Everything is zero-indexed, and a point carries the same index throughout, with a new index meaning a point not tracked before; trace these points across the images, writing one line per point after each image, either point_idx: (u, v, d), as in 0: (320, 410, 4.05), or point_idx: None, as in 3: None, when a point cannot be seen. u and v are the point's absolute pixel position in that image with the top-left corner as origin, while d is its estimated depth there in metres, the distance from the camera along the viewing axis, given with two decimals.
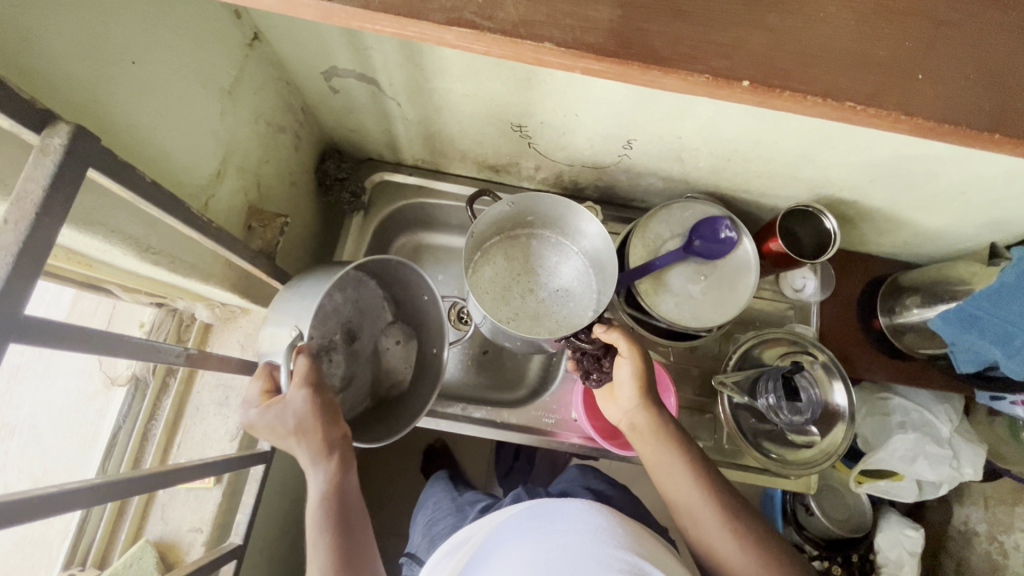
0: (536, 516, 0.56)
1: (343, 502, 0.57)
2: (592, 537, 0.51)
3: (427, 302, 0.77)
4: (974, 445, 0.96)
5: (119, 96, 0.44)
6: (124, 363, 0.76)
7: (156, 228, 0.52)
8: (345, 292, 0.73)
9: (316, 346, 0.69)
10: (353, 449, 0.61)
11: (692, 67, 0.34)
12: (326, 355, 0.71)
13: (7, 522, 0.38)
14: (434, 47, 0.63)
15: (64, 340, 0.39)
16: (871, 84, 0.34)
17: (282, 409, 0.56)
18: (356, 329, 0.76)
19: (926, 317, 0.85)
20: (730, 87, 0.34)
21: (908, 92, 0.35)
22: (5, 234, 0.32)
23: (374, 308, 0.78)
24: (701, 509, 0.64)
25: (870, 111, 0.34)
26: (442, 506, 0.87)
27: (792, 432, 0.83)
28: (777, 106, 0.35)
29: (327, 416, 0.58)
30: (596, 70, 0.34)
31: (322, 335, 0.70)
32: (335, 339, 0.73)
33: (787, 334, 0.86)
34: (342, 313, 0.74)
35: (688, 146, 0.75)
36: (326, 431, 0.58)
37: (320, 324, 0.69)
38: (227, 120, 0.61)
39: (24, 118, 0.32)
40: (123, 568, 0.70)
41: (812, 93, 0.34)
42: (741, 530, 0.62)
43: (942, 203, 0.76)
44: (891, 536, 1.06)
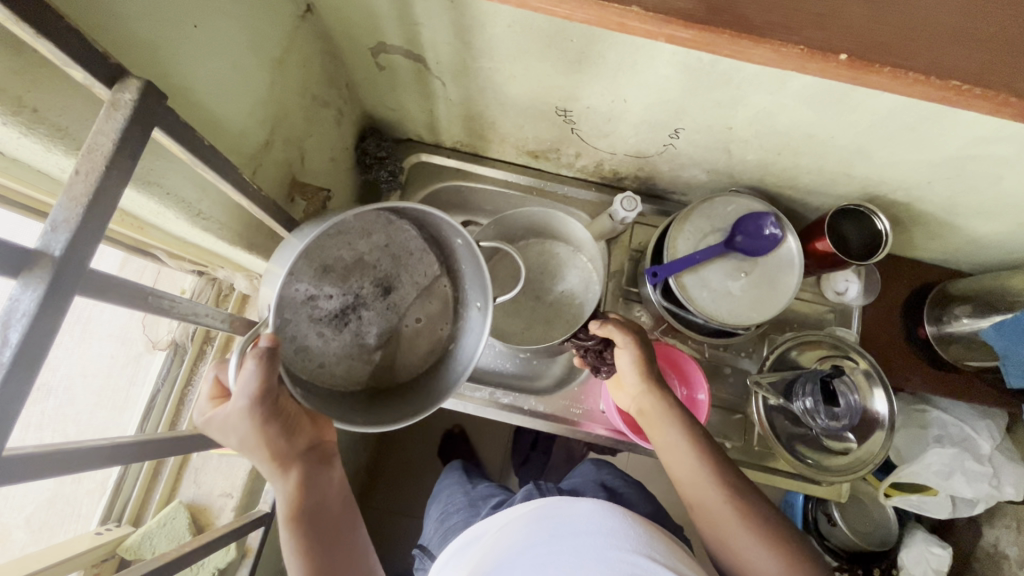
0: (548, 519, 0.55)
1: (311, 514, 0.55)
2: (602, 540, 0.51)
3: (463, 246, 0.64)
4: (1016, 466, 0.92)
5: (179, 58, 0.44)
6: (165, 329, 0.78)
7: (206, 194, 0.53)
8: (366, 238, 0.65)
9: (339, 303, 0.64)
10: (314, 454, 0.56)
11: (786, 37, 0.33)
12: (355, 312, 0.66)
13: (73, 466, 0.39)
14: (486, 24, 0.62)
15: (119, 295, 0.39)
16: (971, 63, 0.33)
17: (223, 430, 0.49)
18: (390, 280, 0.69)
19: (978, 326, 0.81)
20: (826, 60, 0.33)
21: (1015, 70, 0.33)
22: (76, 183, 0.32)
23: (412, 254, 0.69)
24: (718, 507, 0.62)
25: (977, 91, 0.33)
26: (456, 498, 0.87)
27: (827, 437, 0.81)
28: (874, 83, 0.34)
29: (275, 434, 0.51)
30: (682, 38, 0.34)
31: (344, 291, 0.64)
32: (364, 292, 0.66)
33: (828, 337, 0.83)
34: (372, 263, 0.67)
35: (737, 137, 0.73)
36: (278, 448, 0.52)
37: (339, 279, 0.63)
38: (276, 91, 0.61)
39: (97, 72, 0.32)
40: (156, 526, 0.72)
41: (912, 69, 0.33)
42: (760, 526, 0.60)
43: (1005, 208, 0.72)
44: (915, 552, 1.01)
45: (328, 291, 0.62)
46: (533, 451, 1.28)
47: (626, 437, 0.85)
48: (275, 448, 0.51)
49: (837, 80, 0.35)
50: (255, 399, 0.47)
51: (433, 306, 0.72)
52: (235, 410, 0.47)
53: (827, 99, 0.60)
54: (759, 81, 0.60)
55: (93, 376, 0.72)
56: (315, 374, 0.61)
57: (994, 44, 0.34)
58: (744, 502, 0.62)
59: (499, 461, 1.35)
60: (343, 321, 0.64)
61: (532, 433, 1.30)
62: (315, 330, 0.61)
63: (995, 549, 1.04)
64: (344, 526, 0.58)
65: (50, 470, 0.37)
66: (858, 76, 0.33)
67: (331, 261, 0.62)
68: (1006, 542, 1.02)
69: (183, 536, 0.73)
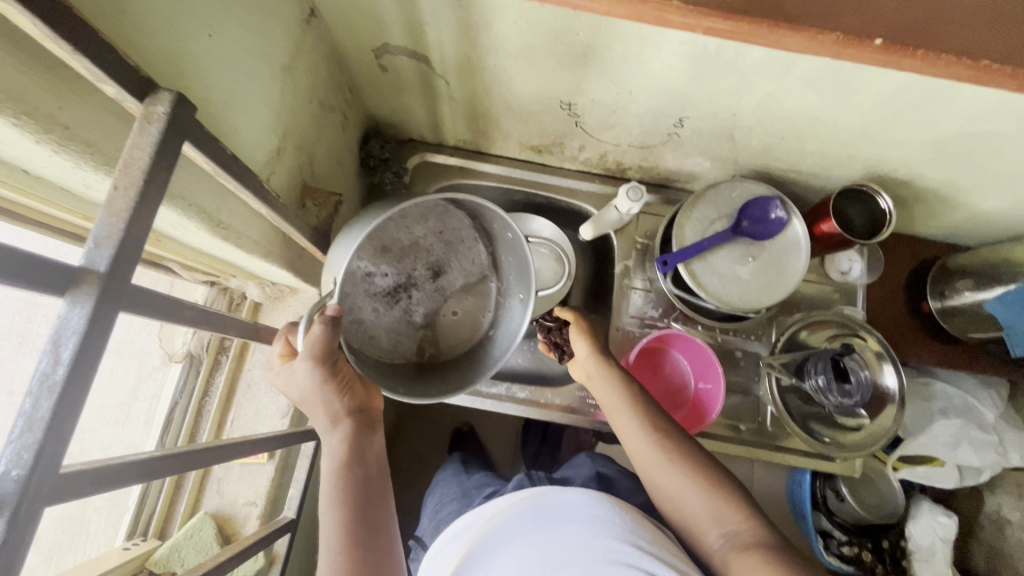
0: (533, 506, 0.56)
1: (356, 473, 0.54)
2: (589, 529, 0.52)
3: (513, 240, 0.64)
4: (1020, 432, 0.95)
5: (197, 67, 0.44)
6: (181, 340, 0.78)
7: (225, 203, 0.52)
8: (423, 224, 0.67)
9: (393, 281, 0.69)
10: (364, 420, 0.58)
11: (821, 25, 0.34)
12: (407, 291, 0.70)
13: (129, 479, 0.39)
14: (493, 21, 0.62)
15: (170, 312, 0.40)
16: (997, 42, 0.35)
17: (292, 376, 0.54)
18: (441, 265, 0.72)
19: (982, 299, 0.83)
20: (861, 45, 0.35)
21: None
22: (116, 199, 0.32)
23: (463, 241, 0.71)
24: (649, 456, 0.64)
25: (1007, 69, 0.34)
26: (450, 489, 0.88)
27: (841, 415, 0.82)
28: (909, 65, 0.35)
29: (333, 385, 0.54)
30: (720, 29, 0.35)
31: (398, 271, 0.69)
32: (416, 275, 0.71)
33: (837, 317, 0.85)
34: (425, 247, 0.70)
35: (741, 123, 0.74)
36: (335, 402, 0.55)
37: (394, 260, 0.67)
38: (285, 97, 0.61)
39: (129, 87, 0.32)
40: (184, 539, 0.72)
41: (945, 51, 0.34)
42: (689, 466, 0.62)
43: (1004, 182, 0.74)
44: (923, 524, 1.03)
45: (383, 270, 0.67)
46: (542, 444, 1.29)
47: None
48: (332, 400, 0.55)
49: (873, 64, 0.36)
50: (318, 345, 0.51)
51: (482, 293, 0.74)
52: (303, 365, 0.53)
53: (834, 82, 0.61)
54: (766, 67, 0.61)
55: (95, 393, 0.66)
56: (365, 343, 0.64)
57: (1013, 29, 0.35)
58: (673, 448, 0.64)
59: (510, 456, 1.36)
60: (395, 299, 0.69)
61: (542, 426, 1.31)
62: (371, 304, 0.66)
63: (998, 516, 1.07)
64: (385, 503, 0.56)
65: (111, 483, 0.37)
66: (893, 59, 0.35)
67: (389, 243, 0.66)
68: (1008, 508, 1.05)
69: (211, 546, 0.73)
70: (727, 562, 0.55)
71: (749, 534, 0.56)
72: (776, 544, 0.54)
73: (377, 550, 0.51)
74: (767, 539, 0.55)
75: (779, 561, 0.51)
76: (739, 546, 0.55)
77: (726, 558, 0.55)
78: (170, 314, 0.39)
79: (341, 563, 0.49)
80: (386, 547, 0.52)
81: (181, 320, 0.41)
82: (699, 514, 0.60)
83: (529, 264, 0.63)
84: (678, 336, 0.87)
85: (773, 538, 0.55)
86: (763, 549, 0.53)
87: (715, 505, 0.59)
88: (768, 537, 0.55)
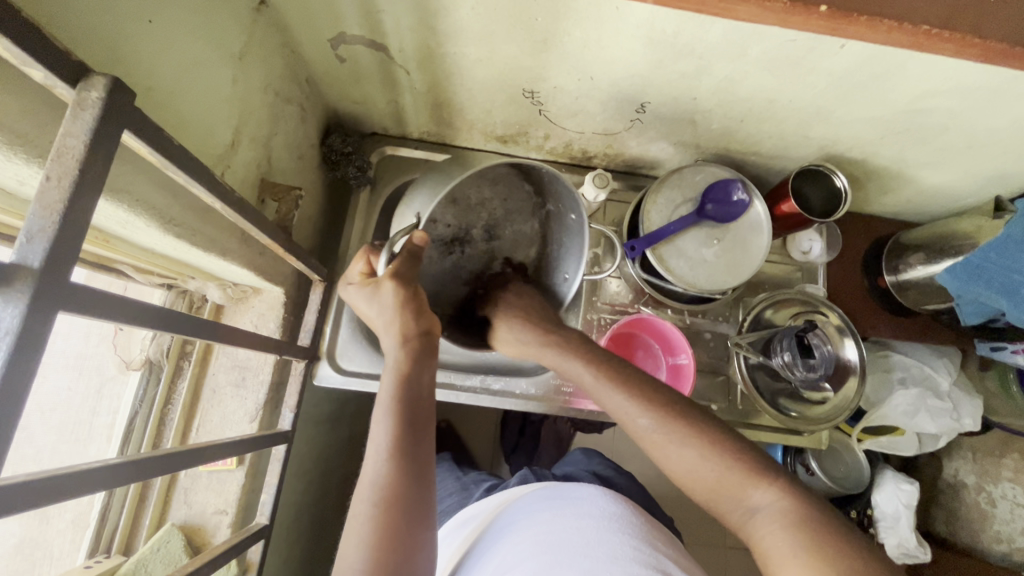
0: (554, 497, 0.68)
1: (409, 395, 0.58)
2: (605, 521, 0.63)
3: (573, 223, 0.77)
4: (972, 397, 1.00)
5: (139, 54, 0.42)
6: (139, 346, 0.74)
7: (176, 198, 0.50)
8: (490, 186, 0.77)
9: (451, 233, 0.78)
10: (428, 349, 0.63)
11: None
12: (462, 245, 0.80)
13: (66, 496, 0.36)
14: (451, 8, 0.61)
15: (116, 314, 0.37)
16: (935, 11, 0.36)
17: (373, 295, 0.63)
18: (499, 228, 0.81)
19: (931, 272, 0.86)
20: (805, 13, 0.36)
21: (978, 14, 0.36)
22: (49, 191, 0.30)
23: (522, 212, 0.80)
24: (661, 430, 0.58)
25: (943, 36, 0.36)
26: (448, 483, 0.93)
27: (807, 390, 0.85)
28: (851, 33, 0.36)
29: (407, 309, 0.61)
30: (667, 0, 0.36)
31: (457, 224, 0.78)
32: (472, 233, 0.80)
33: (799, 294, 0.87)
34: (487, 209, 0.79)
35: (701, 107, 0.75)
36: (409, 322, 0.62)
37: (458, 214, 0.77)
38: (238, 87, 0.59)
39: (60, 71, 0.30)
40: (150, 552, 0.69)
41: (887, 17, 0.36)
42: (704, 437, 0.56)
43: (949, 158, 0.77)
44: (887, 493, 1.06)
45: (446, 221, 0.77)
46: (522, 437, 1.29)
47: None
48: (403, 321, 0.61)
49: (816, 33, 0.37)
50: (402, 269, 0.62)
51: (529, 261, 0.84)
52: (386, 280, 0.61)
53: (788, 63, 0.63)
54: (722, 49, 0.62)
55: (51, 409, 0.64)
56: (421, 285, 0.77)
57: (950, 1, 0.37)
58: (678, 428, 0.58)
59: (490, 451, 1.35)
60: (450, 250, 0.80)
61: (520, 418, 1.31)
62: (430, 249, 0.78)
63: (956, 479, 1.12)
64: (430, 431, 0.58)
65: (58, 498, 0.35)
66: (835, 27, 0.36)
67: (460, 197, 0.76)
68: (965, 471, 1.11)
69: (180, 559, 0.70)
70: (755, 536, 0.50)
71: (780, 507, 0.50)
72: (814, 515, 0.48)
73: (417, 458, 0.55)
74: (801, 510, 0.49)
75: (819, 541, 0.46)
76: (773, 523, 0.49)
77: (753, 532, 0.50)
78: (119, 315, 0.38)
79: (386, 467, 0.53)
80: (427, 467, 0.55)
81: (132, 321, 0.39)
82: (722, 489, 0.53)
83: (583, 246, 0.76)
84: (648, 321, 0.88)
85: (811, 507, 0.49)
86: (803, 528, 0.47)
87: (735, 478, 0.53)
88: (802, 506, 0.49)
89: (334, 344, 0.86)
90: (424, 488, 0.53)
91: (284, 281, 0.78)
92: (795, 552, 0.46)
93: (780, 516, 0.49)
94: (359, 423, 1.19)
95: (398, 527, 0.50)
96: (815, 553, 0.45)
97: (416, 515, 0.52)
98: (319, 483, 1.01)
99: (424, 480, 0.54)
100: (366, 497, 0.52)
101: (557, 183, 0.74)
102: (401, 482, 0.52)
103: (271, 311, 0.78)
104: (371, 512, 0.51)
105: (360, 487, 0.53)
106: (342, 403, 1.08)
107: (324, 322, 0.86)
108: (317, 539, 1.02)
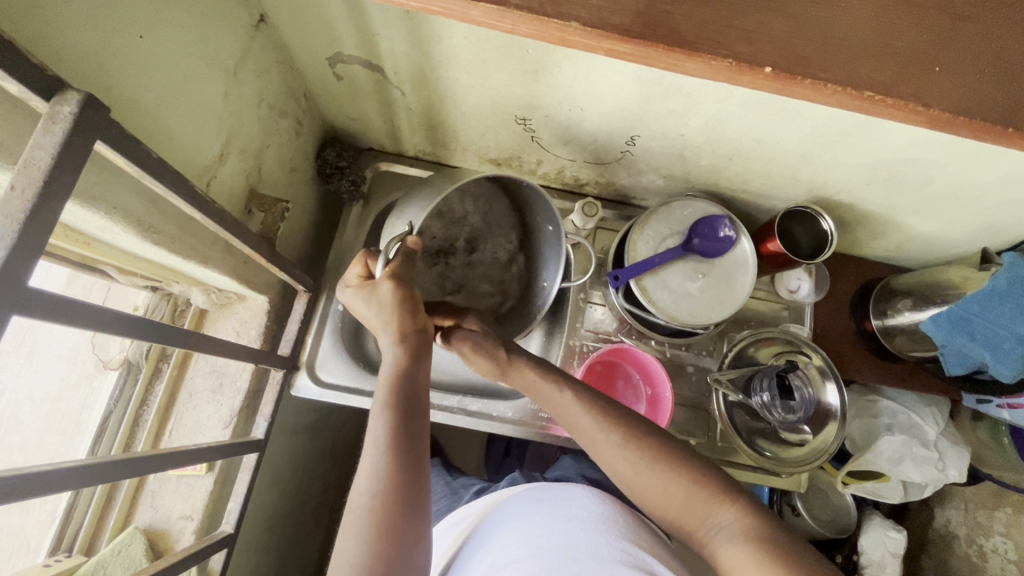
0: (542, 499, 0.67)
1: (406, 391, 0.57)
2: (596, 523, 0.62)
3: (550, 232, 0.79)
4: (959, 447, 0.96)
5: (126, 69, 0.44)
6: (117, 346, 0.75)
7: (155, 207, 0.52)
8: (475, 202, 0.76)
9: (436, 246, 0.78)
10: (423, 346, 0.62)
11: (715, 52, 0.36)
12: (445, 257, 0.80)
13: (7, 496, 0.37)
14: (443, 35, 0.62)
15: (76, 318, 0.38)
16: (886, 79, 0.37)
17: (368, 294, 0.62)
18: (478, 241, 0.81)
19: (918, 319, 0.85)
20: (753, 73, 0.36)
21: (927, 83, 0.37)
22: (12, 200, 0.31)
23: (503, 229, 0.81)
24: (629, 454, 0.59)
25: (890, 101, 0.37)
26: (435, 488, 0.91)
27: (785, 430, 0.84)
28: (800, 93, 0.37)
29: (404, 307, 0.60)
30: (620, 51, 0.37)
31: (443, 237, 0.78)
32: (455, 245, 0.80)
33: (782, 334, 0.86)
34: (469, 222, 0.79)
35: (690, 143, 0.75)
36: (404, 321, 0.61)
37: (444, 227, 0.76)
38: (231, 101, 0.61)
39: (33, 85, 0.31)
40: (111, 555, 0.69)
41: (833, 81, 0.36)
42: (669, 457, 0.58)
43: (936, 207, 0.77)
44: (875, 537, 1.03)
45: (432, 233, 0.75)
46: (507, 457, 1.27)
47: None
48: (399, 318, 0.60)
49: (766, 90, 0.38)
50: (400, 270, 0.62)
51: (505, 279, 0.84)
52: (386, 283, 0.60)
53: (770, 107, 0.63)
54: (706, 91, 0.63)
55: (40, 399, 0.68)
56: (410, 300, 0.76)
57: (903, 68, 0.37)
58: (650, 450, 0.59)
59: (474, 469, 1.34)
60: (434, 261, 0.79)
61: (506, 438, 1.29)
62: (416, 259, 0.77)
63: (947, 529, 1.09)
64: (426, 426, 0.57)
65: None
66: (783, 87, 0.37)
67: (445, 210, 0.73)
68: (956, 522, 1.08)
69: (140, 563, 0.70)
70: (716, 552, 0.53)
71: (741, 524, 0.53)
72: (771, 527, 0.52)
73: (416, 456, 0.53)
74: (762, 527, 0.52)
75: (778, 556, 0.49)
76: (737, 539, 0.52)
77: (715, 549, 0.53)
78: (80, 318, 0.39)
79: (383, 461, 0.52)
80: (425, 461, 0.54)
81: (89, 325, 0.40)
82: (688, 506, 0.56)
83: (559, 257, 0.78)
84: (630, 352, 0.89)
85: (763, 522, 0.53)
86: (766, 543, 0.50)
87: (698, 498, 0.56)
88: (758, 521, 0.53)
89: (315, 355, 0.86)
90: (420, 483, 0.52)
91: (268, 289, 0.79)
92: (754, 563, 0.49)
93: (745, 534, 0.52)
94: (341, 432, 1.19)
95: (395, 522, 0.49)
96: (773, 566, 0.48)
97: (416, 509, 0.51)
98: (295, 491, 1.00)
99: (421, 475, 0.53)
100: (365, 489, 0.51)
101: (538, 201, 0.75)
102: (396, 475, 0.51)
103: (254, 318, 0.79)
104: (370, 504, 0.50)
105: (357, 481, 0.52)
106: (323, 413, 1.08)
107: (307, 333, 0.86)
108: (289, 549, 1.01)
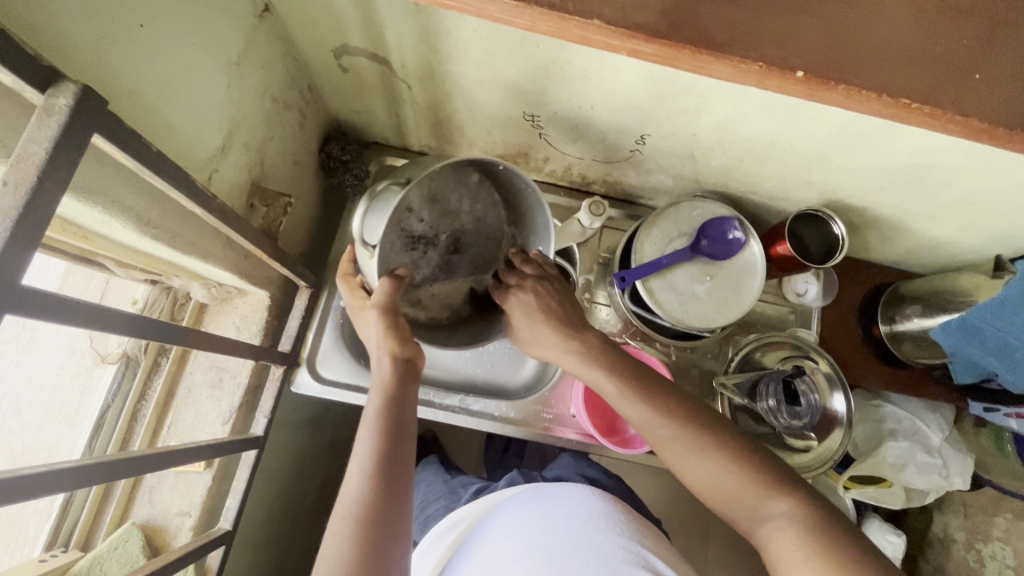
0: (542, 495, 0.66)
1: (394, 415, 0.56)
2: (595, 522, 0.62)
3: (541, 258, 0.74)
4: (962, 455, 0.95)
5: (126, 60, 0.43)
6: (116, 341, 0.74)
7: (154, 201, 0.51)
8: (473, 202, 0.69)
9: (421, 231, 0.66)
10: (415, 370, 0.62)
11: (744, 54, 0.35)
12: (424, 245, 0.67)
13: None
14: (451, 29, 0.61)
15: (73, 318, 0.37)
16: (917, 85, 0.36)
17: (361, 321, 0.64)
18: (464, 243, 0.70)
19: (927, 326, 0.84)
20: (783, 77, 0.35)
21: (962, 91, 0.36)
22: (4, 197, 0.30)
23: (493, 237, 0.73)
24: (682, 444, 0.59)
25: (924, 110, 0.35)
26: (435, 486, 0.90)
27: (791, 437, 0.83)
28: (829, 99, 0.36)
29: (393, 330, 0.61)
30: (645, 52, 0.35)
31: (431, 222, 0.67)
32: (438, 238, 0.68)
33: (789, 339, 0.85)
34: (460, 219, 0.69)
35: (701, 144, 0.74)
36: (394, 346, 0.61)
37: (434, 210, 0.66)
38: (233, 93, 0.59)
39: (27, 76, 0.30)
40: (108, 550, 0.68)
41: (865, 88, 0.35)
42: (718, 447, 0.58)
43: (950, 212, 0.76)
44: (873, 541, 1.02)
45: (420, 216, 0.66)
46: (505, 454, 1.26)
47: (596, 441, 0.85)
48: (392, 342, 0.61)
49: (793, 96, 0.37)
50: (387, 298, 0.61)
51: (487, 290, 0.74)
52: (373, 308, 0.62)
53: (786, 108, 0.62)
54: (721, 91, 0.62)
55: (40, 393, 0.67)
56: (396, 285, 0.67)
57: (935, 75, 0.36)
58: (699, 440, 0.59)
59: (474, 466, 1.33)
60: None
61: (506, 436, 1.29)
62: (393, 235, 0.64)
63: (945, 534, 1.09)
64: (411, 453, 0.56)
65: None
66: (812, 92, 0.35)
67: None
68: (955, 527, 1.07)
69: (138, 559, 0.69)
70: (764, 539, 0.53)
71: (795, 514, 0.52)
72: (826, 523, 0.51)
73: (398, 479, 0.52)
74: (819, 518, 0.51)
75: (835, 547, 0.49)
76: (789, 529, 0.51)
77: (762, 536, 0.53)
78: (75, 316, 0.37)
79: (369, 482, 0.51)
80: (406, 484, 0.53)
81: (84, 324, 0.39)
82: (740, 496, 0.55)
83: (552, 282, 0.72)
84: (634, 353, 0.87)
85: (819, 514, 0.52)
86: (819, 533, 0.50)
87: (751, 489, 0.55)
88: (813, 512, 0.52)
89: (316, 351, 0.85)
90: (399, 507, 0.51)
91: (269, 284, 0.78)
92: (806, 557, 0.49)
93: (795, 526, 0.51)
94: (340, 428, 1.18)
95: (380, 546, 0.48)
96: (823, 559, 0.48)
97: (394, 531, 0.49)
98: (294, 486, 1.00)
99: (401, 499, 0.52)
100: (347, 513, 0.49)
101: (534, 213, 0.70)
102: (380, 498, 0.50)
103: (255, 314, 0.77)
104: (351, 527, 0.48)
105: (339, 505, 0.51)
106: (321, 409, 1.07)
107: (308, 329, 0.85)
108: (287, 544, 1.01)
